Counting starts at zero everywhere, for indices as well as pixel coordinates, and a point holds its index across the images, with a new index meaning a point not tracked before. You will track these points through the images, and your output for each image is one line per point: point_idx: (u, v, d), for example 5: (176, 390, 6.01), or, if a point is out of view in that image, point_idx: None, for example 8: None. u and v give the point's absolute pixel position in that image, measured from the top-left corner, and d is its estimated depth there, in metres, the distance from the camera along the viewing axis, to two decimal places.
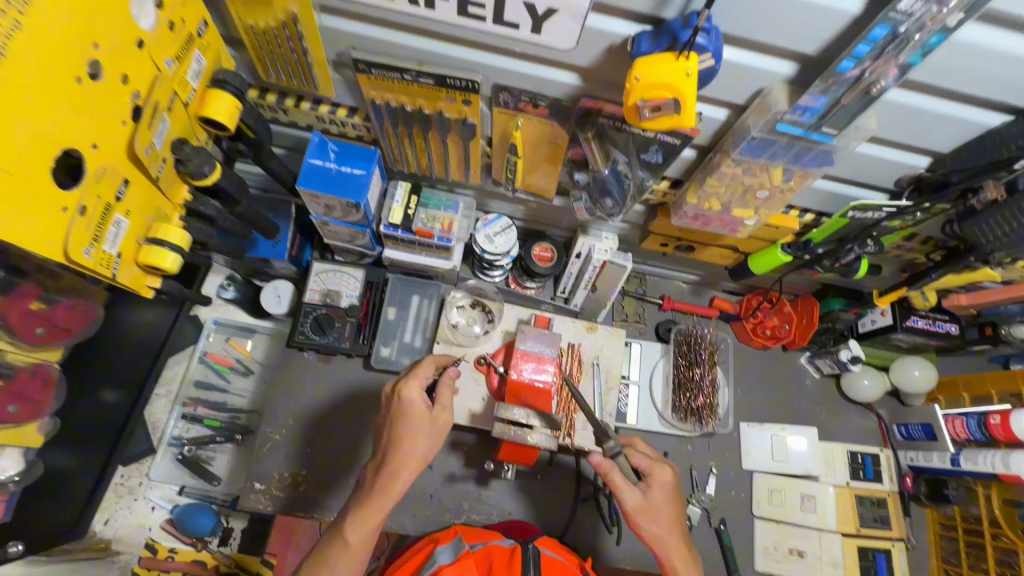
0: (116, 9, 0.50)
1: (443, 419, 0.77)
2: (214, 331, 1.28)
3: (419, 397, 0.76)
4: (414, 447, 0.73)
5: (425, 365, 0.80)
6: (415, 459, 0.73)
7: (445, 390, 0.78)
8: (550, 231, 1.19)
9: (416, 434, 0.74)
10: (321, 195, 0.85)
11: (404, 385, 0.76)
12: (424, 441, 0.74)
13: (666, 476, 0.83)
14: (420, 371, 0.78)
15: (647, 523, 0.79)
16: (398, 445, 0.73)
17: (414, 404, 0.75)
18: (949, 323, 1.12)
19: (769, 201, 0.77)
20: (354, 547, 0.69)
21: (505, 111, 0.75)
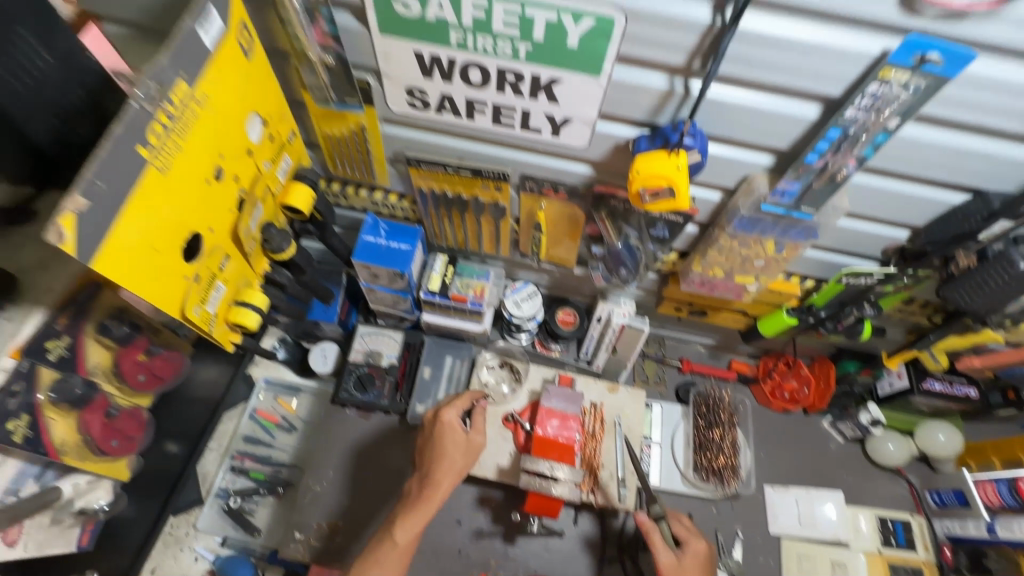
0: (238, 129, 0.66)
1: (476, 441, 0.91)
2: (264, 389, 1.39)
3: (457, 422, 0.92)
4: (452, 463, 0.88)
5: (463, 398, 0.97)
6: (453, 472, 0.87)
7: (478, 418, 0.94)
8: (573, 298, 1.29)
9: (453, 452, 0.89)
10: (372, 266, 0.99)
11: (444, 410, 0.93)
12: (461, 459, 0.89)
13: (701, 548, 0.89)
14: (460, 401, 0.96)
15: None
16: (440, 462, 0.88)
17: (451, 427, 0.91)
18: (968, 386, 1.13)
19: (766, 269, 0.87)
20: (402, 545, 0.82)
21: (531, 196, 0.89)
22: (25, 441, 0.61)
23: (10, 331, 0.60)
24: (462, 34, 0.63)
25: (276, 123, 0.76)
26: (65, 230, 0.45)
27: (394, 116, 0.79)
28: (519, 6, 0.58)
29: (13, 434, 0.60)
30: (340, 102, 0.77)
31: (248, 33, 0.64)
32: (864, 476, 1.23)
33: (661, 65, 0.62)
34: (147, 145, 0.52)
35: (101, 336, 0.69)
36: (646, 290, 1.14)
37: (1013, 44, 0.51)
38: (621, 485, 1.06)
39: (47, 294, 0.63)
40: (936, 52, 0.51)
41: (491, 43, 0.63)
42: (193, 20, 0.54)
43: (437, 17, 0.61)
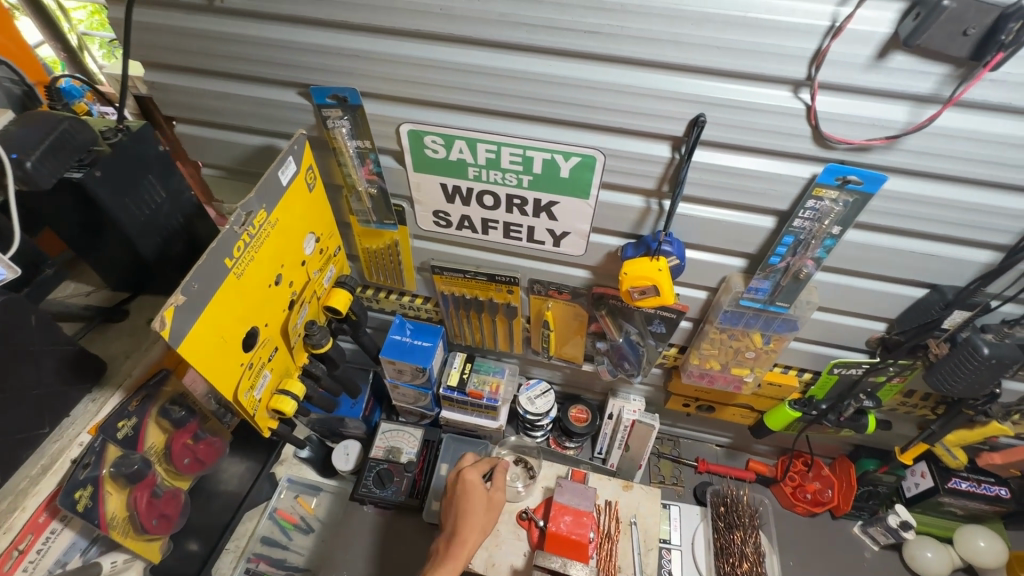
0: (296, 244, 0.82)
1: (498, 497, 1.03)
2: (286, 488, 1.45)
3: (478, 481, 1.03)
4: (479, 517, 0.99)
5: (487, 458, 1.10)
6: (481, 522, 0.99)
7: (499, 474, 1.06)
8: (586, 395, 1.34)
9: (479, 507, 1.00)
10: (397, 361, 1.10)
11: (467, 470, 1.05)
12: (486, 513, 1.00)
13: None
14: (488, 460, 1.09)
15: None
16: (469, 516, 0.98)
17: (475, 484, 1.02)
18: (998, 486, 1.10)
19: (758, 360, 0.93)
20: None
21: (539, 296, 1.01)
22: (84, 510, 0.68)
23: (92, 411, 0.71)
24: (478, 170, 0.80)
25: (326, 240, 0.92)
26: (165, 319, 0.57)
27: (423, 232, 0.95)
28: (522, 148, 0.75)
29: (77, 502, 0.67)
30: (379, 223, 0.94)
31: (313, 173, 0.83)
32: None
33: (638, 189, 0.77)
34: (231, 257, 0.67)
35: (161, 418, 0.80)
36: (654, 384, 1.20)
37: (915, 167, 0.64)
38: None
39: (127, 378, 0.75)
40: (855, 175, 0.64)
41: (501, 176, 0.80)
42: (276, 166, 0.72)
43: (459, 158, 0.79)
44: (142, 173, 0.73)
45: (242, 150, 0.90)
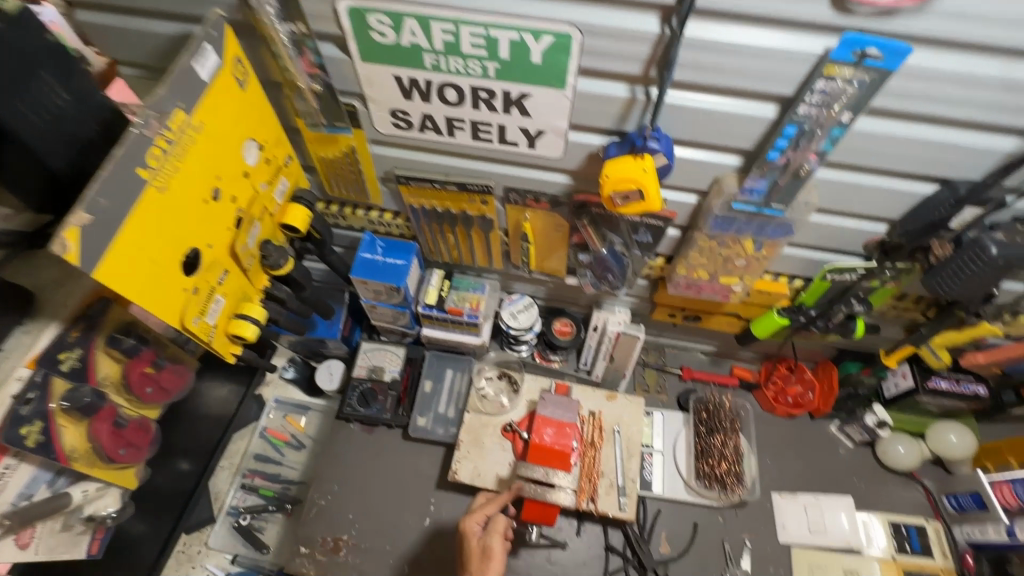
0: (233, 153, 0.72)
1: (490, 547, 0.86)
2: (274, 409, 1.46)
3: (473, 531, 0.89)
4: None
5: (499, 495, 0.95)
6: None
7: (497, 518, 0.89)
8: (570, 308, 1.31)
9: (470, 563, 0.87)
10: (369, 281, 1.05)
11: (464, 520, 0.92)
12: (478, 567, 0.85)
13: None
14: (498, 496, 0.95)
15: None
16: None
17: (470, 536, 0.89)
18: (977, 385, 1.10)
19: (748, 268, 0.89)
20: None
21: (515, 206, 0.92)
22: (37, 445, 0.67)
23: (27, 343, 0.68)
24: (435, 57, 0.68)
25: (272, 148, 0.82)
26: (69, 240, 0.50)
27: (383, 137, 0.85)
28: (483, 27, 0.63)
29: (26, 438, 0.66)
30: (329, 126, 0.83)
31: (243, 66, 0.71)
32: (876, 481, 1.21)
33: (621, 75, 0.66)
34: (146, 167, 0.58)
35: (112, 348, 0.77)
36: (640, 296, 1.16)
37: (945, 36, 0.54)
38: (620, 495, 1.08)
39: (62, 309, 0.71)
40: (874, 47, 0.54)
41: (462, 64, 0.68)
42: (188, 56, 0.61)
43: (411, 42, 0.67)
44: (31, 70, 0.62)
45: (159, 42, 0.76)
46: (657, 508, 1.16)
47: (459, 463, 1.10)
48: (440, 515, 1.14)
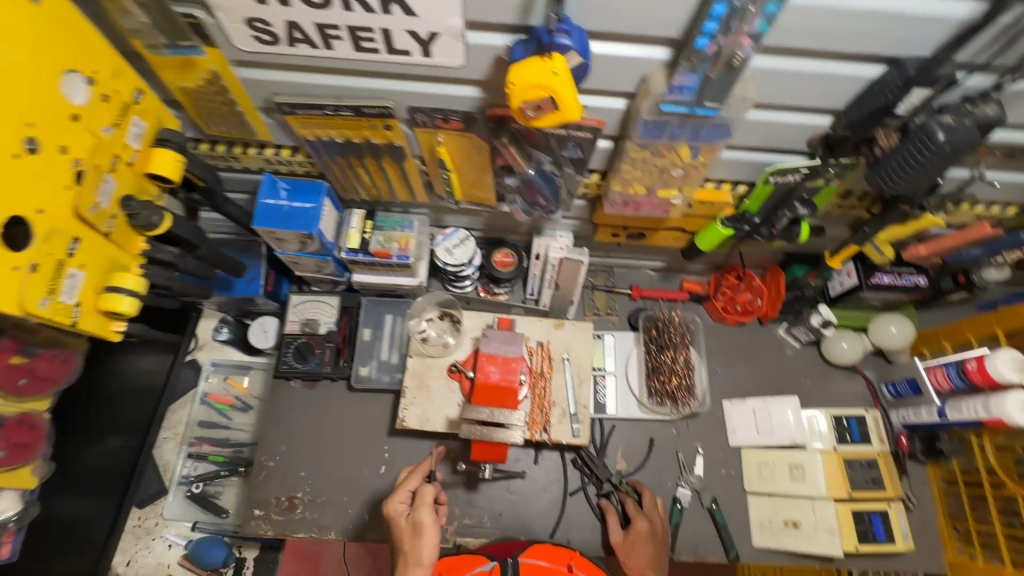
0: (43, 91, 0.58)
1: (421, 520, 0.86)
2: (212, 373, 1.38)
3: (399, 510, 0.89)
4: (409, 554, 0.85)
5: (419, 469, 0.97)
6: (412, 560, 0.84)
7: (422, 491, 0.90)
8: (511, 237, 1.23)
9: (404, 541, 0.86)
10: (276, 231, 0.93)
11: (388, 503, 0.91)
12: (413, 544, 0.85)
13: (644, 527, 1.01)
14: (418, 469, 0.97)
15: (628, 559, 1.00)
16: (401, 559, 0.86)
17: (396, 518, 0.89)
18: (917, 276, 1.10)
19: (687, 178, 0.81)
20: None
21: (425, 130, 0.80)
22: None
23: None
24: None
25: (109, 81, 0.66)
26: None
27: (249, 56, 0.70)
28: None
29: None
30: (173, 48, 0.68)
31: None
32: (821, 377, 1.24)
33: None
34: None
35: None
36: (580, 218, 1.08)
37: None
38: (573, 421, 1.07)
39: None
40: None
41: None
42: None
43: None
44: None
45: None
46: (613, 428, 1.17)
47: (406, 410, 1.06)
48: (395, 461, 1.12)
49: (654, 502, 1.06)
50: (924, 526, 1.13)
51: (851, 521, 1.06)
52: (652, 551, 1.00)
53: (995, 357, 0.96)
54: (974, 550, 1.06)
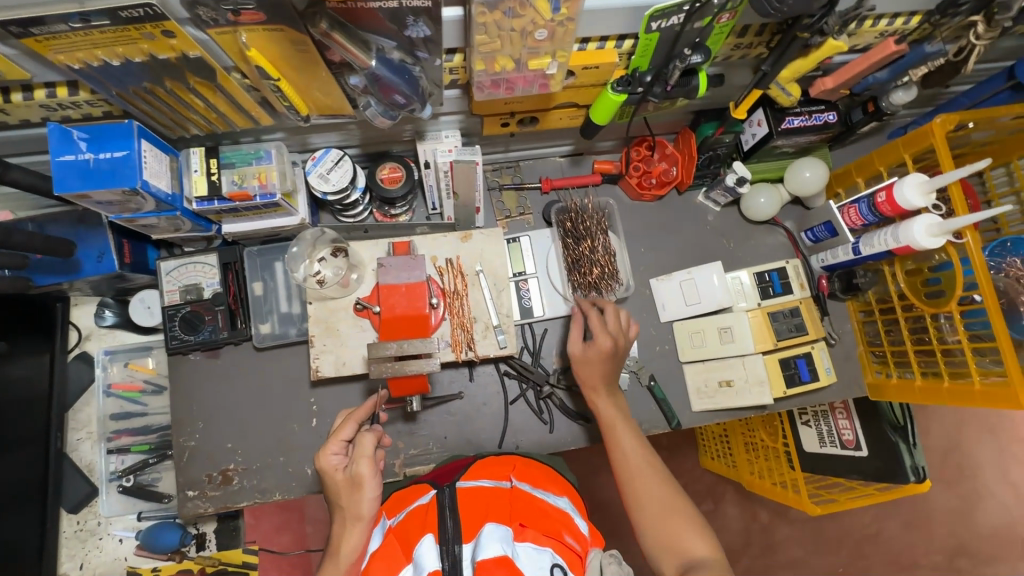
0: None
1: (360, 474, 0.81)
2: (108, 362, 1.23)
3: (335, 466, 0.83)
4: (347, 508, 0.81)
5: (356, 413, 0.88)
6: (352, 514, 0.81)
7: (361, 442, 0.83)
8: (395, 148, 1.08)
9: (341, 495, 0.82)
10: (94, 194, 0.77)
11: (322, 453, 0.84)
12: (351, 498, 0.81)
13: (606, 345, 0.95)
14: (356, 414, 0.88)
15: (583, 371, 0.97)
16: (339, 511, 0.83)
17: (332, 471, 0.83)
18: (827, 112, 1.04)
19: (555, 41, 0.68)
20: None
21: (221, 30, 0.63)
22: None
23: None
24: None
25: None
26: None
27: None
28: None
29: None
30: None
31: None
32: (743, 237, 1.22)
33: None
34: None
35: None
36: (461, 112, 0.94)
37: None
38: (497, 333, 1.01)
39: None
40: None
41: None
42: None
43: None
44: None
45: None
46: (544, 330, 1.13)
47: (318, 359, 0.98)
48: (325, 410, 1.06)
49: (619, 314, 0.99)
50: (848, 357, 1.19)
51: (779, 368, 1.10)
52: (608, 365, 0.96)
53: (901, 185, 0.95)
54: (889, 370, 1.12)
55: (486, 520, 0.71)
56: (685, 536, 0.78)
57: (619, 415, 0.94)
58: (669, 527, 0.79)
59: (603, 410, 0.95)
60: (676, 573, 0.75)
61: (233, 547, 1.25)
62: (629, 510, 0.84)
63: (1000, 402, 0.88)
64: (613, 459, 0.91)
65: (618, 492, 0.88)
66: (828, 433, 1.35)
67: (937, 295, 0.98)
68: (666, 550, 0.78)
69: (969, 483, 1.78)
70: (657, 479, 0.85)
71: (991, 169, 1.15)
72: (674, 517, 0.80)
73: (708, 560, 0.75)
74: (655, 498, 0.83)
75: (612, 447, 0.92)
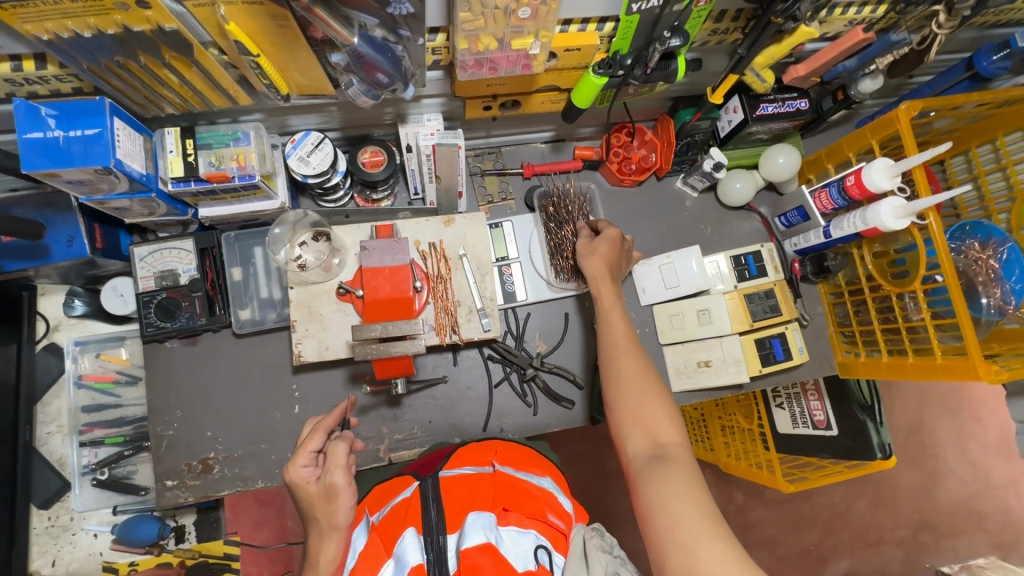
0: None
1: (333, 483, 0.73)
2: (80, 353, 1.21)
3: (305, 478, 0.75)
4: (321, 520, 0.74)
5: (325, 421, 0.80)
6: (328, 526, 0.74)
7: (332, 452, 0.75)
8: (376, 131, 1.07)
9: (314, 507, 0.75)
10: (63, 173, 0.75)
11: (290, 463, 0.75)
12: (326, 509, 0.74)
13: (615, 234, 1.02)
14: (324, 422, 0.80)
15: (590, 260, 0.99)
16: (313, 524, 0.76)
17: (302, 484, 0.75)
18: (800, 100, 1.07)
19: (538, 20, 0.69)
20: None
21: (198, 2, 0.62)
22: None
23: None
24: None
25: None
26: None
27: None
28: None
29: None
30: None
31: None
32: (720, 222, 1.25)
33: None
34: None
35: None
36: (443, 94, 0.94)
37: None
38: (481, 316, 1.02)
39: None
40: None
41: None
42: None
43: None
44: None
45: None
46: (528, 314, 1.14)
47: (300, 344, 0.97)
48: (308, 397, 1.05)
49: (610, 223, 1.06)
50: (819, 338, 1.24)
51: (755, 348, 1.13)
52: (611, 253, 1.00)
53: (870, 169, 0.98)
54: (858, 349, 1.17)
55: (469, 510, 0.72)
56: (658, 423, 0.81)
57: (614, 301, 0.95)
58: (643, 413, 0.82)
59: (603, 295, 0.96)
60: (643, 450, 0.79)
61: (213, 539, 1.28)
62: (608, 388, 0.87)
63: (961, 374, 0.92)
64: (602, 339, 0.92)
65: (600, 369, 0.90)
66: (801, 414, 1.38)
67: (902, 275, 1.02)
68: (637, 430, 0.81)
69: (931, 461, 1.87)
70: (641, 364, 0.87)
71: (951, 157, 1.21)
72: (650, 403, 0.83)
73: (674, 448, 0.78)
74: (636, 380, 0.85)
75: (603, 328, 0.93)
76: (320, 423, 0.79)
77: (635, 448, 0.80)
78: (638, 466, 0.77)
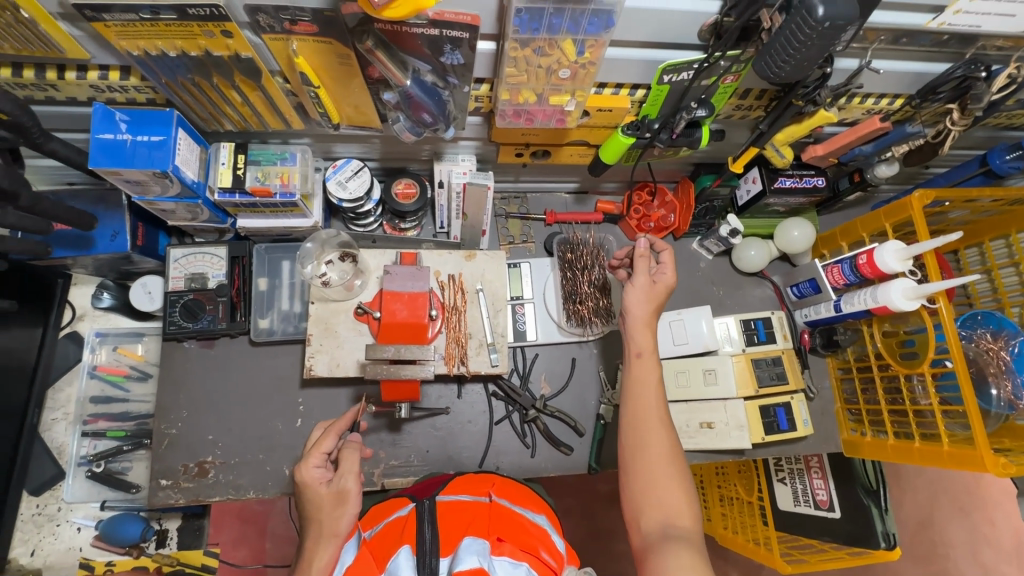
0: None
1: (346, 489, 0.75)
2: (99, 344, 1.26)
3: (318, 477, 0.76)
4: (323, 523, 0.75)
5: (336, 425, 0.82)
6: (327, 532, 0.74)
7: (346, 456, 0.78)
8: (411, 166, 1.14)
9: (319, 509, 0.75)
10: (122, 172, 0.81)
11: (303, 462, 0.77)
12: (332, 513, 0.75)
13: (672, 280, 0.98)
14: (336, 425, 0.82)
15: (632, 294, 0.97)
16: (312, 525, 0.75)
17: (314, 484, 0.76)
18: (817, 177, 1.11)
19: (576, 81, 0.75)
20: None
21: (275, 36, 0.69)
22: None
23: None
24: None
25: None
26: None
27: None
28: None
29: None
30: None
31: None
32: (732, 286, 1.28)
33: None
34: None
35: None
36: (479, 138, 1.01)
37: None
38: (490, 351, 1.04)
39: None
40: None
41: None
42: None
43: None
44: None
45: None
46: (535, 355, 1.16)
47: (313, 358, 0.99)
48: (311, 412, 1.06)
49: (675, 260, 0.99)
50: (825, 412, 1.22)
51: (758, 414, 1.13)
52: (660, 300, 0.97)
53: (882, 251, 1.01)
54: (864, 429, 1.16)
55: (463, 536, 0.71)
56: (674, 496, 0.82)
57: (648, 353, 0.94)
58: (660, 484, 0.83)
59: (638, 341, 0.94)
60: (655, 521, 0.80)
61: (193, 548, 1.26)
62: (629, 450, 0.87)
63: (967, 463, 0.91)
64: (628, 396, 0.92)
65: (623, 426, 0.90)
66: (804, 492, 1.34)
67: (912, 357, 1.02)
68: (652, 499, 0.82)
69: (941, 561, 1.78)
70: (664, 430, 0.87)
71: (965, 249, 1.24)
72: (669, 473, 0.84)
73: (686, 524, 0.79)
74: (659, 446, 0.85)
75: (635, 385, 0.92)
76: (331, 426, 0.82)
77: (648, 519, 0.81)
78: (648, 537, 0.79)
